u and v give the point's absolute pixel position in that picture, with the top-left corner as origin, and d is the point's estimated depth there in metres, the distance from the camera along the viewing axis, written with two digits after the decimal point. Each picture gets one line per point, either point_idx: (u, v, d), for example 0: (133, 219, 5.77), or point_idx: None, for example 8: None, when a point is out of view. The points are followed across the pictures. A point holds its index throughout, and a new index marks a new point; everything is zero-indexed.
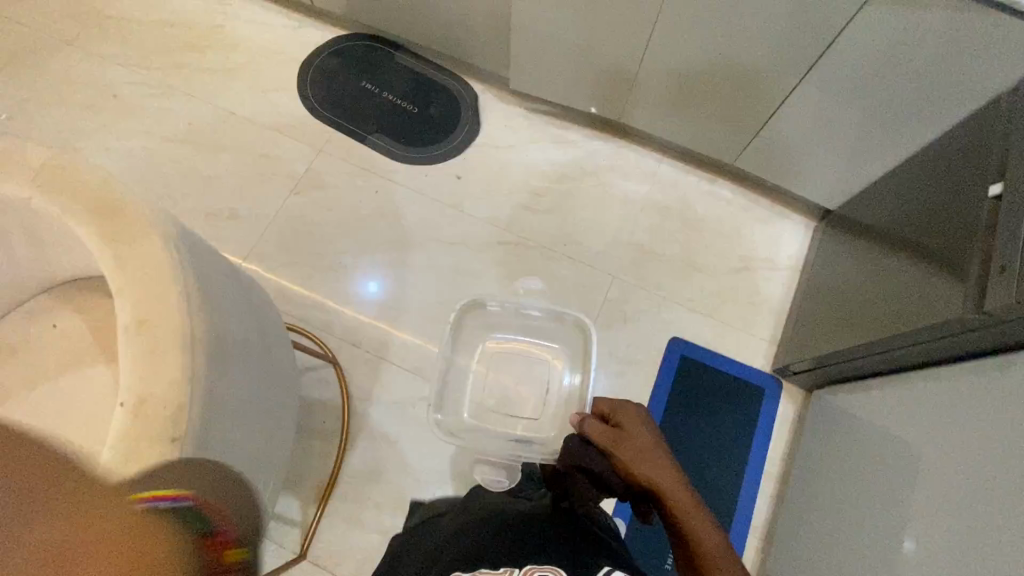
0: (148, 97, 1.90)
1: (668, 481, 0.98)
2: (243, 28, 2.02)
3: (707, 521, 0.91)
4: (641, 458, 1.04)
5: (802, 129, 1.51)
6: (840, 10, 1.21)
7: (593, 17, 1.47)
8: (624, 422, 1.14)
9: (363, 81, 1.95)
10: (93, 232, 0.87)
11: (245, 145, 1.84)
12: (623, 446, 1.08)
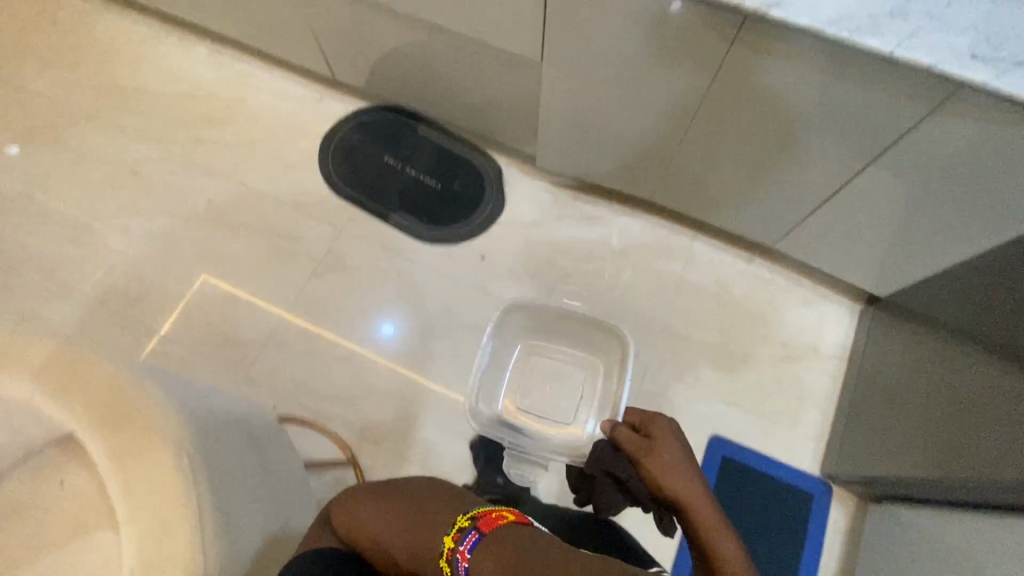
0: (168, 173, 1.88)
1: (700, 503, 0.94)
2: (263, 99, 1.98)
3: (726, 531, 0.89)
4: (671, 474, 1.00)
5: (850, 221, 1.41)
6: (894, 124, 1.10)
7: (622, 109, 1.40)
8: (654, 439, 1.07)
9: (386, 155, 1.90)
10: (97, 439, 1.01)
11: (265, 226, 1.80)
12: (651, 459, 1.04)
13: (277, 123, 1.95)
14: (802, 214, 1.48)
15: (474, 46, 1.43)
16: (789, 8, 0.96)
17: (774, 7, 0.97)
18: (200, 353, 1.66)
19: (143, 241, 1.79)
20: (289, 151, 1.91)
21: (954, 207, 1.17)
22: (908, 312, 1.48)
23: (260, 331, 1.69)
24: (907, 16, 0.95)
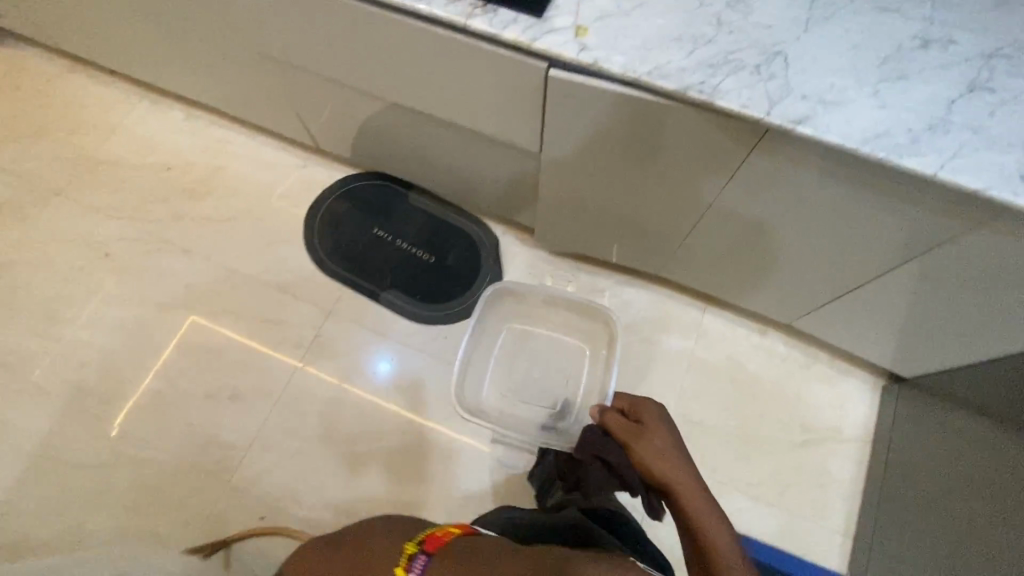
0: (143, 255, 1.76)
1: (699, 499, 0.93)
2: (244, 168, 1.87)
3: (722, 525, 0.89)
4: (668, 463, 0.99)
5: (876, 310, 1.31)
6: (929, 236, 1.00)
7: (628, 199, 1.30)
8: (645, 424, 1.08)
9: (375, 227, 1.79)
10: None
11: (248, 311, 1.69)
12: (645, 444, 1.03)
13: (259, 195, 1.83)
14: (821, 302, 1.37)
15: (464, 129, 1.32)
16: (817, 125, 0.87)
17: (800, 124, 0.87)
18: (177, 458, 1.53)
19: (116, 331, 1.67)
20: (271, 226, 1.79)
21: (996, 314, 1.06)
22: (939, 400, 1.38)
23: (243, 430, 1.56)
24: (948, 132, 0.87)
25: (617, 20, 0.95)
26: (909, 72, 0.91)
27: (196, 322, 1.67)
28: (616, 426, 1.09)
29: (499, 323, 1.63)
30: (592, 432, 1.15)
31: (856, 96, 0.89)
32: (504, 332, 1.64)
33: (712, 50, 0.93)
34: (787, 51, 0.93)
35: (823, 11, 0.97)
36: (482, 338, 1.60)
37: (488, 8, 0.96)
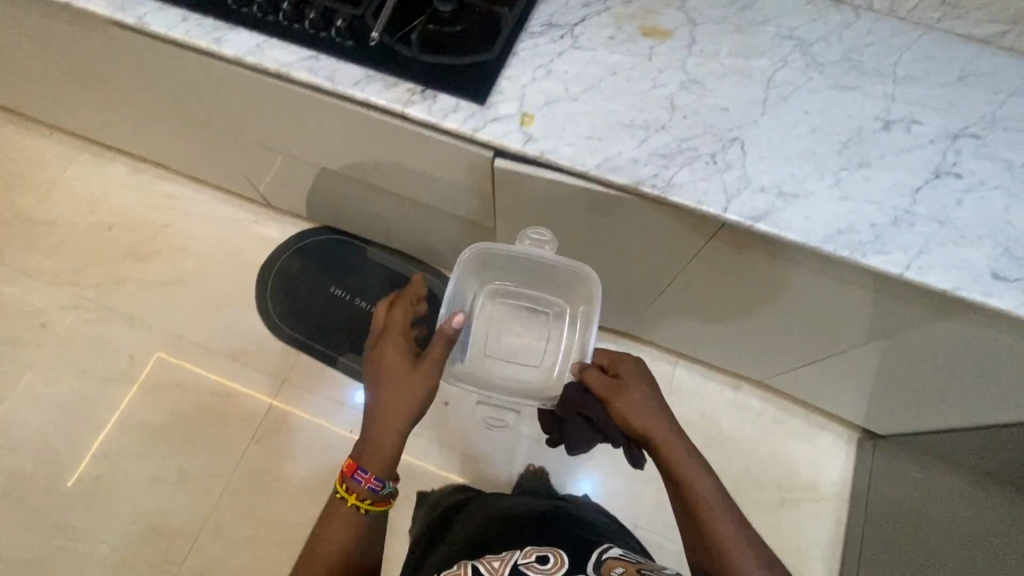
0: (82, 324, 1.65)
1: (692, 467, 0.82)
2: (192, 225, 1.77)
3: (718, 499, 0.80)
4: (655, 430, 0.86)
5: (847, 376, 1.27)
6: (899, 322, 0.96)
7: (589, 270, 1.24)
8: (621, 387, 0.92)
9: (331, 285, 1.71)
10: None
11: (196, 383, 1.59)
12: (621, 400, 0.90)
13: (209, 253, 1.74)
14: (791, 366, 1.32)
15: (415, 202, 1.25)
16: (776, 222, 0.82)
17: (759, 220, 0.82)
18: (121, 550, 1.44)
19: (56, 409, 1.57)
20: (222, 287, 1.70)
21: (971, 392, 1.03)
22: (914, 460, 1.34)
23: (194, 515, 1.48)
24: (913, 225, 0.82)
25: (564, 106, 0.90)
26: (871, 158, 0.87)
27: (163, 358, 1.62)
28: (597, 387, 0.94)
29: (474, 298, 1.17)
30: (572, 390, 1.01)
31: (817, 188, 0.84)
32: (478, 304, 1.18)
33: (664, 138, 0.87)
34: (743, 137, 0.88)
35: (781, 90, 0.92)
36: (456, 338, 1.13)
37: (426, 95, 0.90)
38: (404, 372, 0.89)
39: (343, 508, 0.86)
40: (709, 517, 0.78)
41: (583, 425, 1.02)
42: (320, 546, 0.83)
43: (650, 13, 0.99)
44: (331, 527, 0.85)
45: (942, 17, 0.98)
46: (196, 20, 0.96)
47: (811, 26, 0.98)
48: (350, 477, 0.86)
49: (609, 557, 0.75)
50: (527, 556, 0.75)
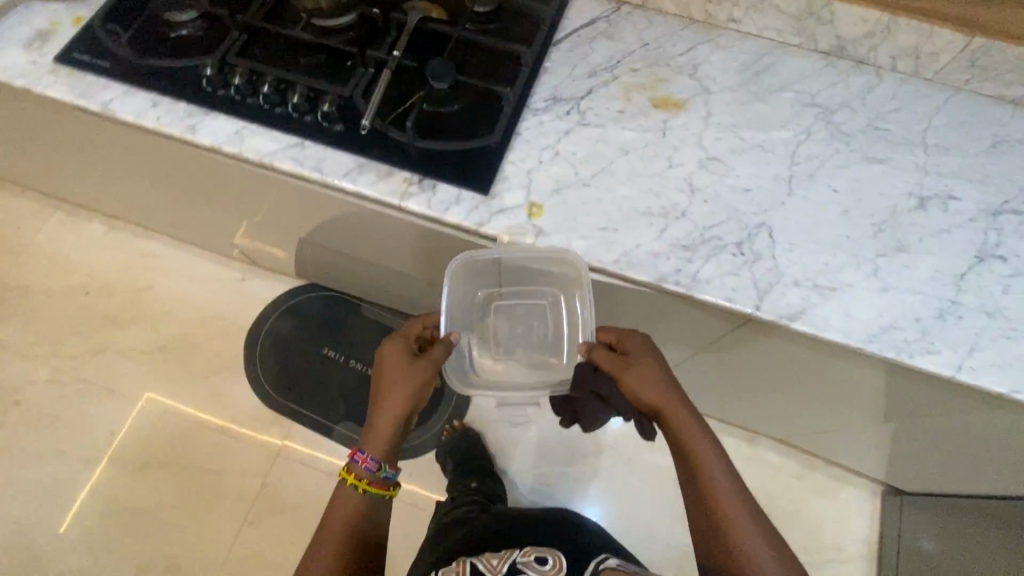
0: (59, 400, 1.55)
1: (712, 460, 0.73)
2: (175, 285, 1.68)
3: (738, 500, 0.71)
4: (673, 418, 0.76)
5: (874, 442, 1.20)
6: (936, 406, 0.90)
7: None
8: (637, 366, 0.78)
9: (325, 348, 1.62)
10: None
11: (183, 460, 1.50)
12: (635, 383, 0.77)
13: (192, 314, 1.64)
14: (814, 432, 1.25)
15: (411, 275, 1.17)
16: (814, 320, 0.75)
17: (795, 319, 0.75)
18: None
19: (34, 493, 1.47)
20: (208, 352, 1.60)
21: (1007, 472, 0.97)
22: (945, 525, 1.27)
23: None
24: (960, 318, 0.76)
25: (575, 194, 0.83)
26: (909, 241, 0.80)
27: (151, 401, 1.55)
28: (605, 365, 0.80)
29: (484, 287, 0.96)
30: (582, 368, 0.85)
31: (854, 279, 0.77)
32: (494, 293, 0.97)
33: (686, 227, 0.80)
34: (770, 222, 0.81)
35: (806, 166, 0.85)
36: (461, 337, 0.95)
37: (425, 184, 0.83)
38: (406, 359, 0.79)
39: (341, 492, 0.76)
40: (731, 519, 0.70)
41: (597, 402, 0.87)
42: (322, 539, 0.73)
43: (660, 82, 0.92)
44: (333, 519, 0.74)
45: (971, 78, 0.91)
46: (169, 105, 0.88)
47: (832, 91, 0.92)
48: (351, 462, 0.76)
49: (605, 567, 0.72)
50: (525, 555, 0.74)
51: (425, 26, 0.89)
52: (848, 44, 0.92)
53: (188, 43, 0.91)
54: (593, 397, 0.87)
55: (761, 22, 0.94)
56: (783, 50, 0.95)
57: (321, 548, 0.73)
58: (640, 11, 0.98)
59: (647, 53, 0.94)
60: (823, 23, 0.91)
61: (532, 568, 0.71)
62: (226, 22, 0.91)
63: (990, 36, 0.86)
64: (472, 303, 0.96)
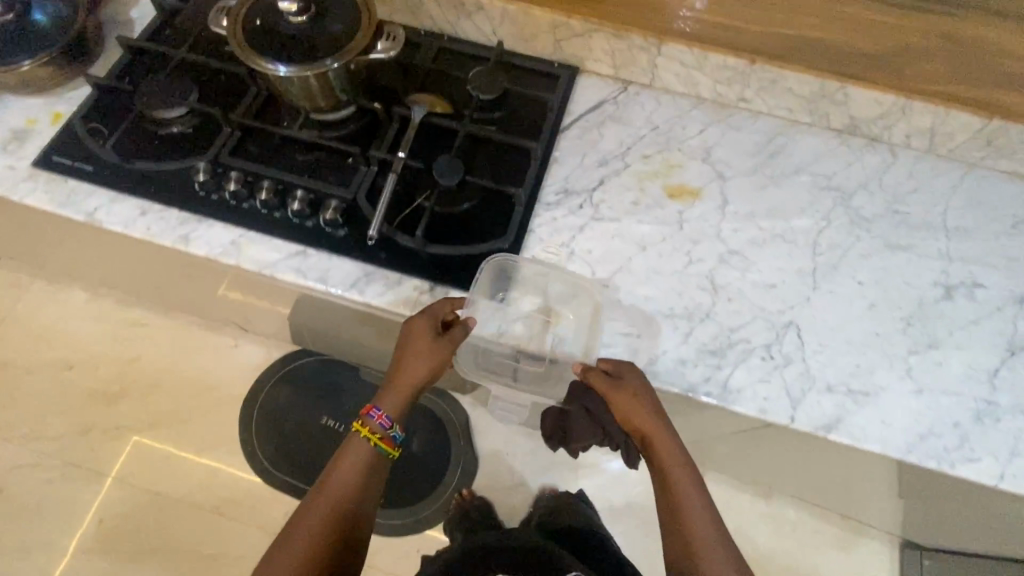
0: (44, 487, 1.48)
1: (691, 492, 0.69)
2: (163, 355, 1.60)
3: (716, 537, 0.67)
4: (658, 449, 0.71)
5: (897, 510, 1.17)
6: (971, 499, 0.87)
7: None
8: (633, 394, 0.71)
9: (323, 416, 1.55)
10: None
11: (179, 546, 1.44)
12: (627, 411, 0.71)
13: (186, 388, 1.58)
14: (835, 499, 1.21)
15: None
16: (851, 430, 0.72)
17: (832, 429, 0.72)
18: None
19: None
20: (203, 428, 1.54)
21: None
22: None
23: None
24: (998, 420, 0.74)
25: (595, 296, 0.80)
26: (941, 335, 0.78)
27: (139, 443, 1.52)
28: (598, 388, 0.73)
29: (509, 288, 0.80)
30: (572, 384, 0.82)
31: (888, 381, 0.75)
32: (518, 299, 0.80)
33: (712, 330, 0.77)
34: (798, 320, 0.78)
35: (828, 256, 0.83)
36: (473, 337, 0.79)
37: (436, 292, 0.78)
38: (432, 346, 0.72)
39: (353, 441, 0.72)
40: (707, 556, 0.65)
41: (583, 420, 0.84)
42: (321, 490, 0.69)
43: (672, 168, 0.89)
44: (337, 477, 0.70)
45: (986, 156, 0.89)
46: (160, 213, 0.82)
47: (847, 172, 0.90)
48: (366, 416, 0.72)
49: None
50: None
51: (430, 121, 0.86)
52: (862, 123, 0.90)
53: (177, 144, 0.86)
54: (581, 414, 0.83)
55: (772, 102, 0.91)
56: (795, 130, 0.92)
57: (321, 499, 0.69)
58: (647, 91, 0.95)
59: (657, 136, 0.92)
60: (837, 104, 0.88)
61: None
62: (216, 119, 0.86)
63: (1007, 118, 0.84)
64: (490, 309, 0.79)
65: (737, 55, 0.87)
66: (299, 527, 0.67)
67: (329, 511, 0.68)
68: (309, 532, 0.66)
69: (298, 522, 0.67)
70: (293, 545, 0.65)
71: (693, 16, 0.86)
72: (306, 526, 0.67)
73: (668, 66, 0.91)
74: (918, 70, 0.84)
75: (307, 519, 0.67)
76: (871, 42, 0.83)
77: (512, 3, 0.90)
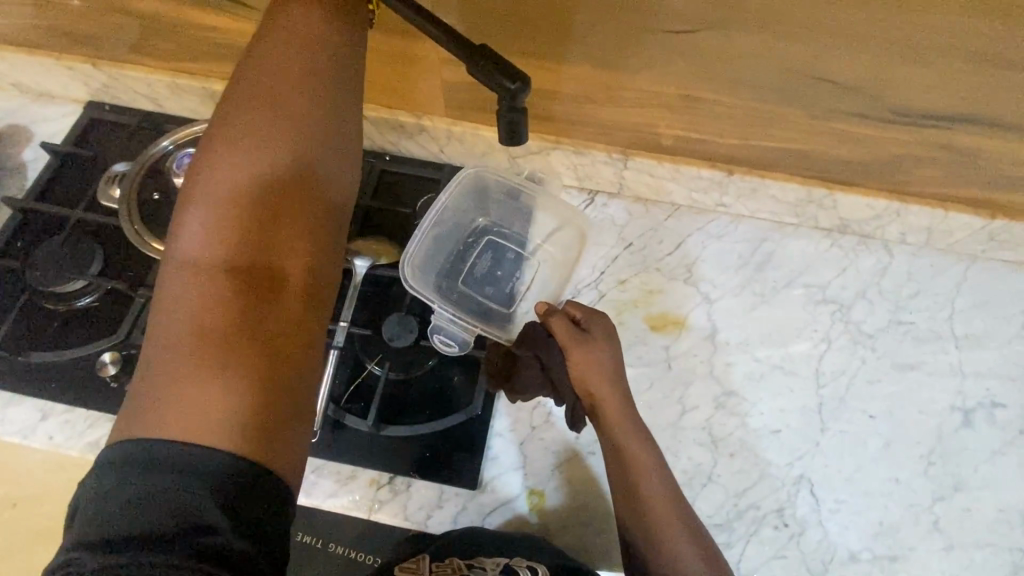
0: None
1: (654, 485, 0.61)
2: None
3: (678, 521, 0.61)
4: (617, 434, 0.63)
5: None
6: None
7: None
8: (590, 351, 0.64)
9: None
10: None
11: None
12: (583, 370, 0.64)
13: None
14: None
15: None
16: None
17: None
18: None
19: None
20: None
21: None
22: None
23: None
24: None
25: (582, 466, 0.70)
26: (965, 475, 0.70)
27: None
28: (559, 340, 0.65)
29: (488, 209, 0.80)
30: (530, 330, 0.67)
31: (915, 539, 0.67)
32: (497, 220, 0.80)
33: (716, 498, 0.69)
34: (809, 475, 0.70)
35: (835, 387, 0.75)
36: (436, 243, 0.76)
37: (398, 485, 0.68)
38: None
39: None
40: (667, 538, 0.60)
41: (536, 373, 0.68)
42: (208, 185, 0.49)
43: (652, 294, 0.80)
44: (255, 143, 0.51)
45: (987, 249, 0.81)
46: (64, 415, 0.70)
47: (843, 280, 0.81)
48: None
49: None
50: (517, 561, 0.61)
51: (377, 273, 0.76)
52: (853, 223, 0.82)
53: (81, 325, 0.74)
54: (533, 364, 0.67)
55: (754, 207, 0.82)
56: (782, 233, 0.84)
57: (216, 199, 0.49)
58: (616, 200, 0.85)
59: (632, 256, 0.82)
60: (826, 208, 0.80)
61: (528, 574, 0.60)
62: (124, 291, 0.74)
63: (1011, 215, 0.76)
64: (462, 222, 0.79)
65: (712, 165, 0.78)
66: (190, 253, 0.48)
67: (236, 225, 0.48)
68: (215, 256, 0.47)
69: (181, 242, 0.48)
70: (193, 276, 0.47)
71: (662, 131, 0.76)
72: (198, 240, 0.48)
73: (636, 178, 0.82)
74: (912, 175, 0.75)
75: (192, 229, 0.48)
76: (858, 149, 0.73)
77: (457, 123, 0.79)
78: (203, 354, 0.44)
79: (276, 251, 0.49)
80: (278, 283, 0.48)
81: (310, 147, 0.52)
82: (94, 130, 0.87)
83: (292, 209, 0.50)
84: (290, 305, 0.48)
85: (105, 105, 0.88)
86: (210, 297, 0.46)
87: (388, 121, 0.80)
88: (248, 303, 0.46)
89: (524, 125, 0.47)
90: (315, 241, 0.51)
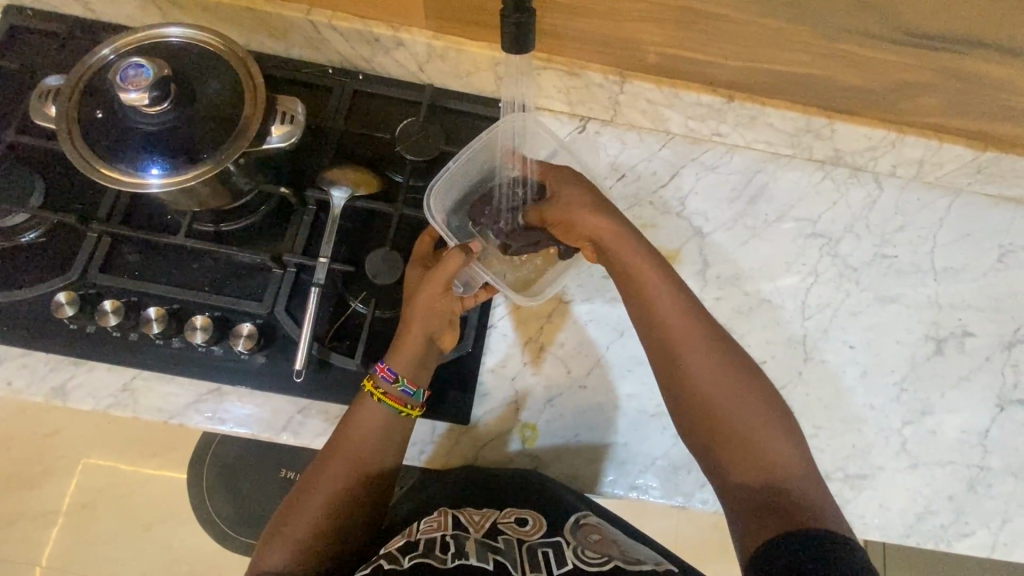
0: None
1: (664, 301, 0.59)
2: (21, 430, 1.12)
3: (690, 332, 0.58)
4: (631, 277, 0.60)
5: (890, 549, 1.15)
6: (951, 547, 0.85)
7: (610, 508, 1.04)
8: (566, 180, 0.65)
9: None
10: None
11: None
12: (573, 221, 0.63)
13: (60, 476, 1.12)
14: None
15: (261, 495, 1.06)
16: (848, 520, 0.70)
17: None
18: None
19: None
20: (108, 522, 1.12)
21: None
22: None
23: None
24: (990, 486, 0.71)
25: (574, 399, 0.70)
26: (933, 400, 0.74)
27: (93, 465, 1.13)
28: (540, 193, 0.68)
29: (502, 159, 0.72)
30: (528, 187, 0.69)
31: (885, 460, 0.71)
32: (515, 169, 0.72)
33: None
34: (792, 402, 0.72)
35: (819, 318, 0.76)
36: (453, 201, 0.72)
37: None
38: None
39: None
40: (685, 347, 0.57)
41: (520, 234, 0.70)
42: (411, 320, 0.62)
43: (645, 228, 0.78)
44: (408, 329, 0.62)
45: (973, 181, 0.81)
46: (22, 359, 0.65)
47: (833, 214, 0.80)
48: None
49: (588, 525, 0.60)
50: (503, 516, 0.61)
51: (355, 205, 0.71)
52: (847, 155, 0.80)
53: (29, 262, 0.67)
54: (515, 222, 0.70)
55: (750, 136, 0.79)
56: (775, 164, 0.82)
57: (424, 292, 0.61)
58: (609, 128, 0.81)
59: (625, 187, 0.79)
60: (822, 139, 0.78)
61: (511, 529, 0.60)
62: (73, 226, 0.67)
63: (1001, 148, 0.75)
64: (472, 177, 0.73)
65: (712, 91, 0.75)
66: (318, 499, 0.58)
67: (368, 440, 0.60)
68: (370, 421, 0.60)
69: (396, 358, 0.61)
70: (348, 448, 0.60)
71: (659, 51, 0.71)
72: (341, 458, 0.59)
73: (631, 103, 0.77)
74: (912, 103, 0.73)
75: (405, 358, 0.61)
76: (863, 74, 0.69)
77: (438, 36, 0.71)
78: (332, 509, 0.58)
79: (386, 479, 0.61)
80: (379, 478, 0.60)
81: (426, 308, 0.62)
82: (16, 38, 0.75)
83: (433, 328, 0.63)
84: (390, 476, 0.61)
85: (25, 10, 0.75)
86: (369, 444, 0.60)
87: (362, 34, 0.72)
88: (364, 480, 0.60)
89: (531, 30, 0.45)
90: (425, 349, 0.62)
